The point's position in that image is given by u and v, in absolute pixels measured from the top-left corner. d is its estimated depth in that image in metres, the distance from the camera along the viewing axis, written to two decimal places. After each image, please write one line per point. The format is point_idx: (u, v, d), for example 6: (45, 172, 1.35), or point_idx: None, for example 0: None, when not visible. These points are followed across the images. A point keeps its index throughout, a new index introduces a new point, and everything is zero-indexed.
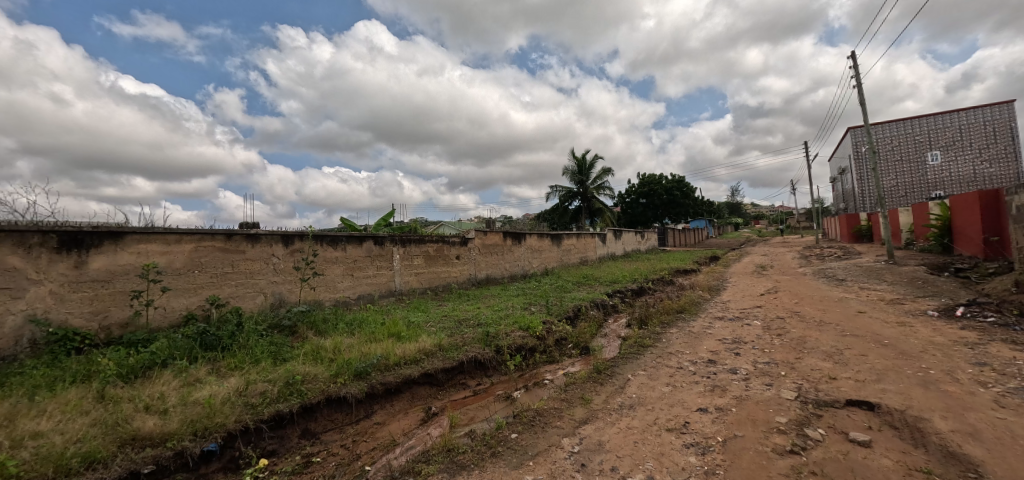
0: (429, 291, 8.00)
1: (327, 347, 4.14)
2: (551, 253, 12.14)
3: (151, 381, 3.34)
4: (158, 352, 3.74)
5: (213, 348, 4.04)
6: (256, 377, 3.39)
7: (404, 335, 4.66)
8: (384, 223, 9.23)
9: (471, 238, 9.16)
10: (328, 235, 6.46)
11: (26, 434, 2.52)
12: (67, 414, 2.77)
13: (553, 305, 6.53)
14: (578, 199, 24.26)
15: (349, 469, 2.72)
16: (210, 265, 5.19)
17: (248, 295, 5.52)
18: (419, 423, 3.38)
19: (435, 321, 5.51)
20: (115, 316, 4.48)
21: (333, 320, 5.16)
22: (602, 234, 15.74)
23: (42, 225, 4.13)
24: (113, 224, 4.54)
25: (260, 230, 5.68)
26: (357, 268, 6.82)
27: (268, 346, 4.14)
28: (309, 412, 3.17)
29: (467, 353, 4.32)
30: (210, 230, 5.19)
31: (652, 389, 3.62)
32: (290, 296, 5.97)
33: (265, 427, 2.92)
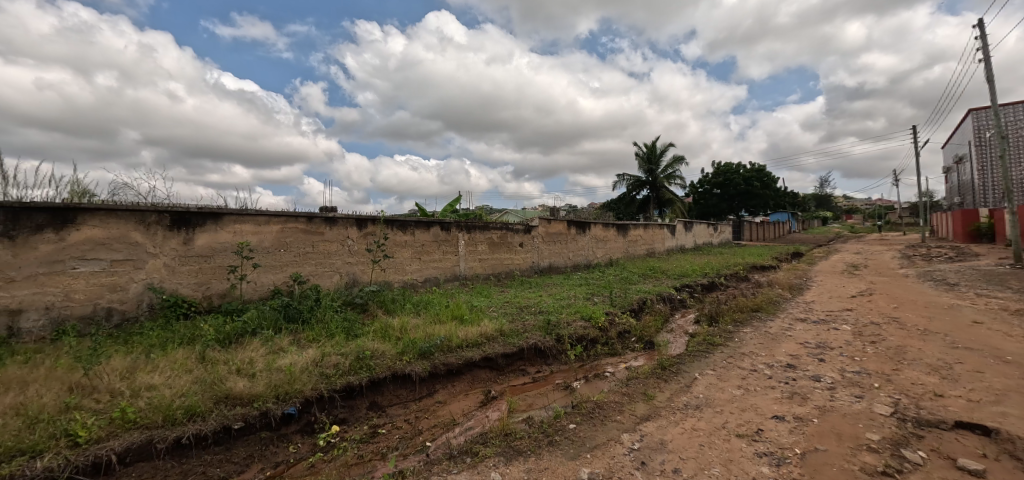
0: (492, 277, 8.12)
1: (395, 326, 4.33)
2: (617, 243, 11.84)
3: (242, 347, 3.69)
4: (249, 322, 4.13)
5: (295, 320, 4.38)
6: (330, 350, 3.63)
7: (467, 318, 4.78)
8: (450, 210, 9.48)
9: (535, 226, 9.14)
10: (398, 220, 6.73)
11: (142, 386, 2.88)
12: (174, 371, 3.13)
13: (617, 297, 6.36)
14: (646, 188, 23.40)
15: (412, 443, 2.83)
16: (294, 245, 5.62)
17: (326, 274, 5.92)
18: (479, 405, 3.45)
19: (497, 307, 5.59)
20: (215, 287, 4.99)
21: (401, 301, 5.40)
22: (671, 225, 15.07)
23: (157, 206, 4.67)
24: (214, 206, 5.04)
25: (337, 213, 6.05)
26: (425, 252, 7.07)
27: (342, 321, 4.42)
28: (377, 386, 3.34)
29: (527, 340, 4.34)
30: (294, 213, 5.61)
31: (722, 391, 3.42)
32: (362, 277, 6.32)
33: (338, 396, 3.12)
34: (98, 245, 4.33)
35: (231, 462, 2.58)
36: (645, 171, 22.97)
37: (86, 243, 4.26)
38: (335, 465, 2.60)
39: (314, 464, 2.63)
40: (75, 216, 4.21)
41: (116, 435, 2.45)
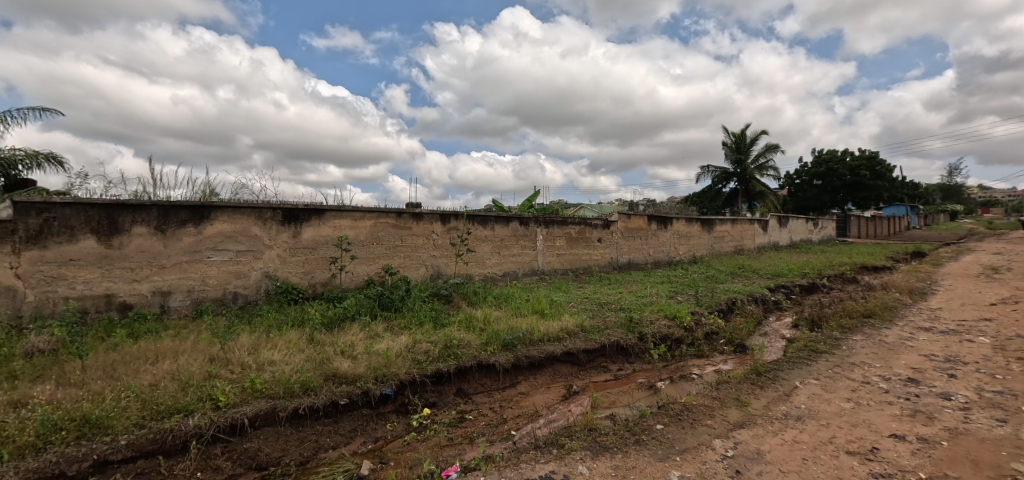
0: (570, 273, 8.10)
1: (479, 317, 4.51)
2: (701, 239, 11.22)
3: (344, 331, 4.05)
4: (349, 308, 4.52)
5: (389, 308, 4.72)
6: (421, 338, 3.87)
7: (548, 313, 4.83)
8: (528, 205, 9.58)
9: (614, 221, 8.95)
10: (479, 215, 6.94)
11: (265, 361, 3.27)
12: (289, 350, 3.52)
13: (703, 296, 6.04)
14: (735, 180, 21.85)
15: (498, 430, 2.94)
16: (385, 238, 6.03)
17: (414, 266, 6.29)
18: (561, 399, 3.48)
19: (577, 303, 5.57)
20: (319, 276, 5.53)
21: (483, 294, 5.58)
22: (764, 220, 13.95)
23: (273, 203, 5.25)
24: (318, 203, 5.55)
25: (423, 209, 6.38)
26: (505, 247, 7.23)
27: (429, 311, 4.68)
28: (464, 374, 3.51)
29: (609, 337, 4.30)
30: (385, 209, 6.01)
31: (827, 402, 3.13)
32: (446, 269, 6.62)
33: (428, 381, 3.32)
34: (227, 238, 4.97)
35: (338, 434, 2.85)
36: (734, 162, 21.45)
37: (218, 236, 4.92)
38: (428, 445, 2.78)
39: (409, 442, 2.82)
40: (209, 213, 4.87)
41: (247, 401, 2.81)
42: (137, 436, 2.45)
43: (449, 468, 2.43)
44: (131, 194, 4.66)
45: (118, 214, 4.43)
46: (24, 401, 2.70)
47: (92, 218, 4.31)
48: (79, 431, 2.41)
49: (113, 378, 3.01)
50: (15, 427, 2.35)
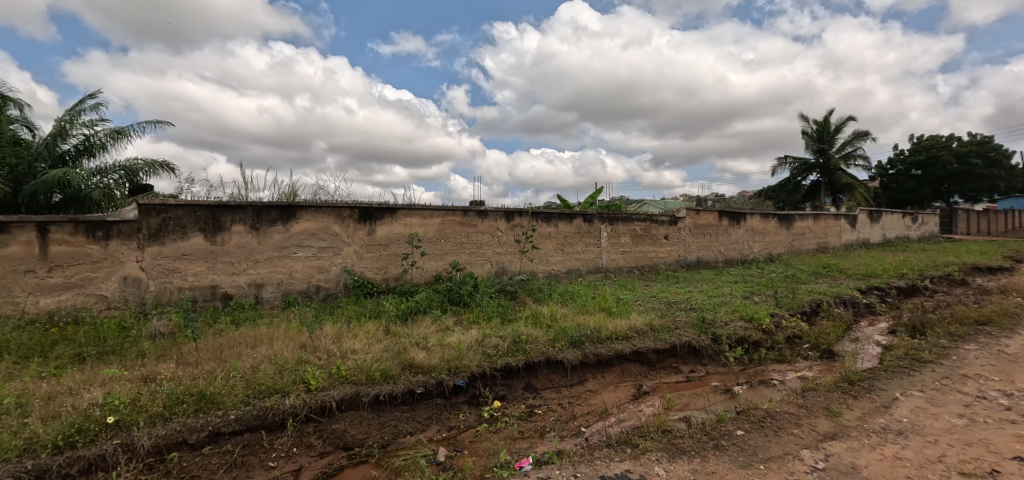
0: (635, 271, 7.90)
1: (545, 314, 4.54)
2: (779, 236, 10.48)
3: (417, 323, 4.25)
4: (421, 302, 4.72)
5: (458, 303, 4.87)
6: (490, 332, 3.98)
7: (614, 311, 4.76)
8: (591, 201, 9.46)
9: (682, 217, 8.60)
10: (543, 212, 6.96)
11: (348, 350, 3.51)
12: (369, 340, 3.75)
13: (783, 297, 5.66)
14: (817, 172, 20.16)
15: (567, 426, 2.95)
16: (453, 235, 6.23)
17: (479, 262, 6.45)
18: (631, 398, 3.42)
19: (644, 301, 5.44)
20: (391, 272, 5.83)
21: (548, 291, 5.60)
22: (851, 215, 12.77)
23: (351, 203, 5.60)
24: (391, 202, 5.84)
25: (488, 206, 6.51)
26: (568, 244, 7.20)
27: (496, 306, 4.78)
28: (532, 369, 3.56)
29: (680, 337, 4.17)
30: (452, 207, 6.20)
31: (934, 418, 2.82)
32: (511, 266, 6.72)
33: (498, 374, 3.41)
34: (311, 235, 5.38)
35: (415, 421, 3.00)
36: (816, 152, 19.79)
37: (303, 233, 5.33)
38: (500, 436, 2.85)
39: (482, 433, 2.91)
40: (296, 212, 5.29)
41: (334, 385, 3.04)
42: (244, 411, 2.73)
43: (522, 460, 2.48)
44: (231, 196, 5.18)
45: (221, 214, 4.94)
46: (151, 376, 3.10)
47: (200, 218, 4.83)
48: (197, 404, 2.73)
49: (221, 360, 3.38)
50: (147, 398, 2.71)
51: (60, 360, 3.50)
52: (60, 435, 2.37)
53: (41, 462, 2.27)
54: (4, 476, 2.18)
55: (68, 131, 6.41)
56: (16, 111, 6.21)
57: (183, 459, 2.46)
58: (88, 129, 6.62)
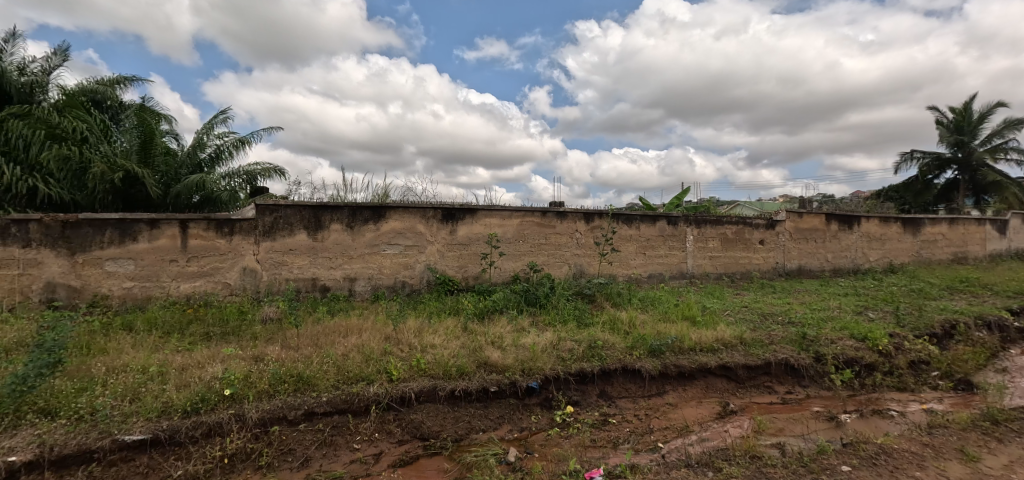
0: (725, 278, 7.35)
1: (623, 319, 4.38)
2: (902, 243, 9.15)
3: (494, 322, 4.33)
4: (498, 301, 4.79)
5: (534, 304, 4.88)
6: (565, 335, 3.93)
7: (699, 320, 4.46)
8: (677, 203, 8.99)
9: (781, 220, 7.84)
10: (624, 214, 6.74)
11: (428, 344, 3.67)
12: (447, 336, 3.89)
13: (905, 315, 4.92)
14: (954, 169, 17.33)
15: (642, 440, 2.82)
16: (531, 236, 6.26)
17: (557, 264, 6.41)
18: (715, 416, 3.18)
19: (734, 311, 5.03)
20: (471, 270, 6.00)
21: (627, 296, 5.40)
22: (1000, 220, 10.78)
23: (435, 203, 5.86)
24: (472, 203, 6.01)
25: (567, 208, 6.44)
26: (651, 247, 6.90)
27: (573, 309, 4.71)
28: (608, 376, 3.45)
29: (775, 353, 3.81)
30: (531, 208, 6.23)
31: None
32: (589, 269, 6.59)
33: (572, 379, 3.35)
34: (398, 234, 5.70)
35: (488, 418, 3.04)
36: (953, 146, 17.03)
37: (392, 232, 5.67)
38: (571, 443, 2.79)
39: (553, 437, 2.88)
40: (386, 212, 5.64)
41: (413, 377, 3.19)
42: (334, 395, 2.95)
43: (593, 470, 2.41)
44: (331, 198, 5.67)
45: (321, 213, 5.41)
46: (260, 356, 3.48)
47: (305, 217, 5.35)
48: (295, 384, 3.01)
49: (317, 346, 3.70)
50: (257, 376, 3.04)
51: (192, 337, 4.07)
52: (188, 402, 2.74)
53: (174, 423, 2.63)
54: (146, 433, 2.56)
55: (204, 142, 7.45)
56: (167, 126, 7.35)
57: (282, 433, 2.72)
58: (220, 139, 7.63)
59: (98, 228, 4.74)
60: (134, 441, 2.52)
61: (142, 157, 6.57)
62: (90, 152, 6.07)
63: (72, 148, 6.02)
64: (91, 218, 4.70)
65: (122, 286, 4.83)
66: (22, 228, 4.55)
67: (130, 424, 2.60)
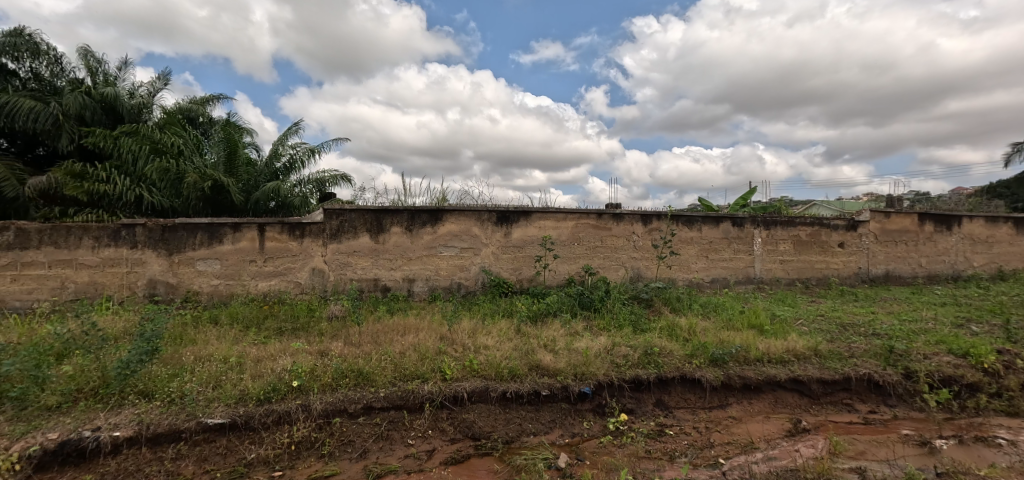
0: (797, 284, 6.83)
1: (683, 325, 4.19)
2: (1015, 246, 8.03)
3: (547, 325, 4.30)
4: (552, 304, 4.76)
5: (589, 308, 4.80)
6: (620, 341, 3.83)
7: (768, 329, 4.17)
8: (743, 203, 8.49)
9: (863, 221, 7.16)
10: (684, 215, 6.46)
11: (481, 345, 3.71)
12: (500, 337, 3.91)
13: (1018, 329, 4.30)
14: None
15: (702, 454, 2.67)
16: (586, 239, 6.17)
17: (613, 267, 6.27)
18: (784, 434, 2.95)
19: (807, 320, 4.65)
20: (525, 273, 6.01)
21: (687, 301, 5.16)
22: None
23: (490, 206, 5.93)
24: (526, 205, 6.02)
25: (623, 210, 6.28)
26: (714, 250, 6.56)
27: (629, 314, 4.57)
28: (665, 385, 3.31)
29: (856, 368, 3.47)
30: (586, 210, 6.13)
31: None
32: (647, 272, 6.37)
33: (626, 386, 3.25)
34: (454, 236, 5.83)
35: (539, 422, 3.01)
36: None
37: (448, 234, 5.81)
38: (625, 452, 2.70)
39: (606, 445, 2.80)
40: (442, 215, 5.79)
41: (466, 377, 3.24)
42: (391, 391, 3.06)
43: None
44: (392, 202, 5.92)
45: (383, 217, 5.66)
46: (325, 352, 3.69)
47: (367, 221, 5.61)
48: (356, 379, 3.15)
49: (377, 343, 3.87)
50: (321, 369, 3.22)
51: (267, 332, 4.40)
52: (262, 391, 2.96)
53: (249, 410, 2.85)
54: (226, 417, 2.79)
55: (280, 151, 8.05)
56: (249, 138, 8.04)
57: (343, 425, 2.86)
58: (293, 149, 8.22)
59: (190, 231, 5.26)
60: (216, 424, 2.75)
61: (228, 168, 7.30)
62: (185, 163, 6.76)
63: (171, 160, 6.74)
64: (185, 223, 5.23)
65: (210, 283, 5.32)
66: (130, 231, 5.15)
67: (212, 409, 2.85)
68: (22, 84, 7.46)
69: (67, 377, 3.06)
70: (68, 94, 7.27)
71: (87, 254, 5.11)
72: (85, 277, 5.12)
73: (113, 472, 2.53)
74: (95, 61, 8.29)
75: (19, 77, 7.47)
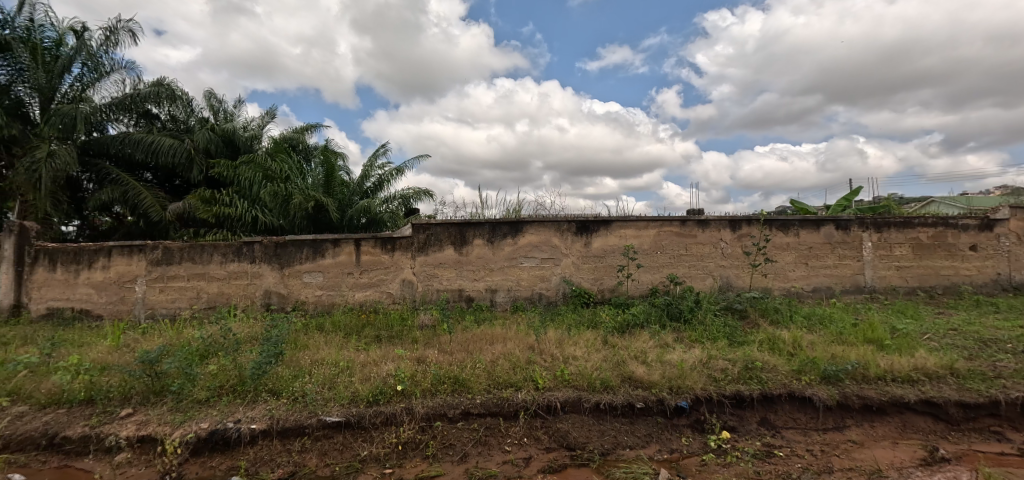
0: (920, 294, 6.05)
1: (785, 339, 3.90)
2: None
3: (635, 337, 4.21)
4: (638, 315, 4.66)
5: (678, 319, 4.62)
6: (716, 354, 3.66)
7: (888, 344, 3.76)
8: (846, 204, 7.71)
9: (1002, 220, 6.20)
10: (779, 219, 6.02)
11: (570, 356, 3.73)
12: (588, 348, 3.90)
13: None
14: None
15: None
16: (669, 247, 5.97)
17: (700, 276, 5.99)
18: (918, 462, 2.64)
19: (937, 335, 4.11)
20: (607, 283, 5.94)
21: (788, 312, 4.78)
22: None
23: (569, 217, 5.96)
24: (606, 214, 5.97)
25: (709, 215, 6.00)
26: (814, 257, 6.04)
27: (723, 326, 4.34)
28: (770, 402, 3.11)
29: (1006, 391, 3.03)
30: (669, 217, 5.94)
31: None
32: (738, 281, 6.01)
33: (727, 402, 3.09)
34: (535, 247, 5.92)
35: (635, 435, 2.95)
36: None
37: (528, 245, 5.92)
38: (731, 472, 2.58)
39: (708, 463, 2.69)
40: (523, 227, 5.91)
41: (558, 387, 3.28)
42: (487, 398, 3.18)
43: None
44: (474, 215, 6.15)
45: (466, 230, 5.90)
46: (422, 359, 3.92)
47: (452, 234, 5.89)
48: (453, 385, 3.31)
49: (468, 352, 4.03)
50: (421, 375, 3.44)
51: (367, 339, 4.77)
52: (371, 393, 3.22)
53: (361, 410, 3.12)
54: (342, 416, 3.07)
55: (369, 172, 8.73)
56: (343, 161, 8.80)
57: (444, 428, 3.02)
58: (381, 170, 8.87)
59: (299, 247, 5.86)
60: (333, 422, 3.04)
61: (326, 188, 8.02)
62: (292, 186, 7.55)
63: (281, 184, 7.56)
64: (294, 239, 5.84)
65: (315, 294, 5.88)
66: (250, 248, 5.86)
67: (330, 408, 3.15)
68: (163, 125, 8.84)
69: (211, 374, 3.54)
70: (198, 131, 8.48)
71: (217, 268, 5.87)
72: (216, 288, 5.89)
73: (252, 460, 2.88)
74: (218, 102, 9.57)
75: (160, 119, 8.85)
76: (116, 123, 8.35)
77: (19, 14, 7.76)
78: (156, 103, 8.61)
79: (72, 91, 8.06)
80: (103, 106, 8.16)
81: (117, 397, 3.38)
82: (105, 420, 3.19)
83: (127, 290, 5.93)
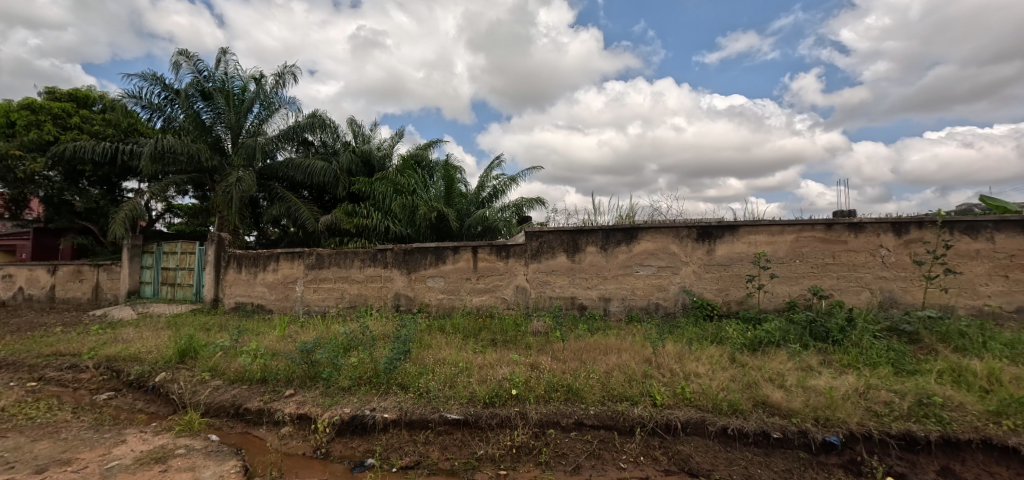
0: None
1: (977, 370, 3.16)
2: None
3: (770, 356, 3.76)
4: (773, 331, 4.16)
5: (824, 339, 4.03)
6: (877, 382, 3.10)
7: None
8: None
9: None
10: (964, 221, 4.92)
11: (691, 372, 3.47)
12: (712, 365, 3.59)
13: None
14: None
15: None
16: (811, 255, 5.25)
17: (852, 289, 5.16)
18: None
19: None
20: (734, 294, 5.42)
21: (978, 337, 3.87)
22: None
23: (689, 222, 5.58)
24: (732, 218, 5.47)
25: (864, 218, 5.14)
26: (1019, 268, 4.81)
27: (885, 350, 3.67)
28: (955, 449, 2.55)
29: None
30: (811, 221, 5.23)
31: None
32: (905, 297, 5.04)
33: (893, 443, 2.60)
34: (651, 255, 5.65)
35: (771, 469, 2.62)
36: None
37: (644, 253, 5.67)
38: None
39: None
40: (638, 234, 5.69)
41: (678, 405, 3.07)
42: (601, 410, 3.11)
43: None
44: (586, 222, 6.10)
45: (579, 237, 5.87)
46: (536, 365, 3.97)
47: (565, 242, 5.90)
48: (566, 394, 3.30)
49: (582, 361, 3.98)
50: (535, 381, 3.48)
51: (484, 342, 4.98)
52: (487, 396, 3.35)
53: (478, 410, 3.26)
54: (461, 415, 3.24)
55: (485, 182, 9.17)
56: (462, 173, 9.37)
57: (557, 436, 3.01)
58: (496, 180, 9.26)
59: (424, 254, 6.37)
60: (453, 420, 3.22)
61: (447, 199, 8.61)
62: (417, 198, 8.25)
63: (408, 196, 8.30)
64: (421, 247, 6.37)
65: (437, 297, 6.32)
66: (384, 254, 6.54)
67: (451, 406, 3.35)
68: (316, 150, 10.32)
69: (352, 366, 3.99)
70: (343, 153, 9.74)
71: (357, 272, 6.65)
72: (356, 289, 6.66)
73: (384, 446, 3.19)
74: (358, 127, 10.89)
75: (315, 145, 10.34)
76: (282, 150, 9.98)
77: (218, 69, 9.71)
78: (311, 132, 10.10)
79: (253, 126, 9.85)
80: (275, 137, 9.82)
81: (283, 379, 4.00)
82: (274, 397, 3.79)
83: (290, 289, 7.01)
